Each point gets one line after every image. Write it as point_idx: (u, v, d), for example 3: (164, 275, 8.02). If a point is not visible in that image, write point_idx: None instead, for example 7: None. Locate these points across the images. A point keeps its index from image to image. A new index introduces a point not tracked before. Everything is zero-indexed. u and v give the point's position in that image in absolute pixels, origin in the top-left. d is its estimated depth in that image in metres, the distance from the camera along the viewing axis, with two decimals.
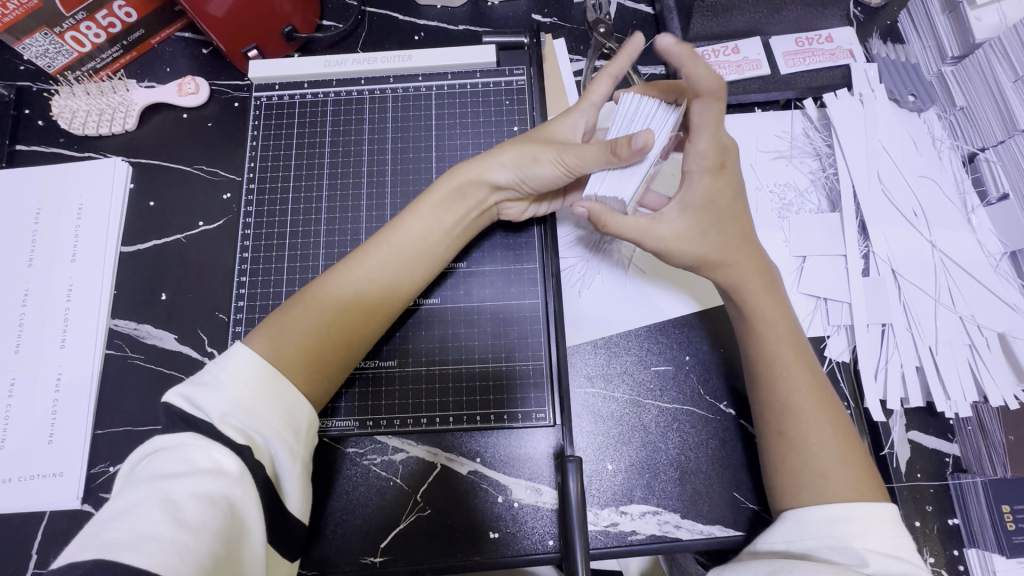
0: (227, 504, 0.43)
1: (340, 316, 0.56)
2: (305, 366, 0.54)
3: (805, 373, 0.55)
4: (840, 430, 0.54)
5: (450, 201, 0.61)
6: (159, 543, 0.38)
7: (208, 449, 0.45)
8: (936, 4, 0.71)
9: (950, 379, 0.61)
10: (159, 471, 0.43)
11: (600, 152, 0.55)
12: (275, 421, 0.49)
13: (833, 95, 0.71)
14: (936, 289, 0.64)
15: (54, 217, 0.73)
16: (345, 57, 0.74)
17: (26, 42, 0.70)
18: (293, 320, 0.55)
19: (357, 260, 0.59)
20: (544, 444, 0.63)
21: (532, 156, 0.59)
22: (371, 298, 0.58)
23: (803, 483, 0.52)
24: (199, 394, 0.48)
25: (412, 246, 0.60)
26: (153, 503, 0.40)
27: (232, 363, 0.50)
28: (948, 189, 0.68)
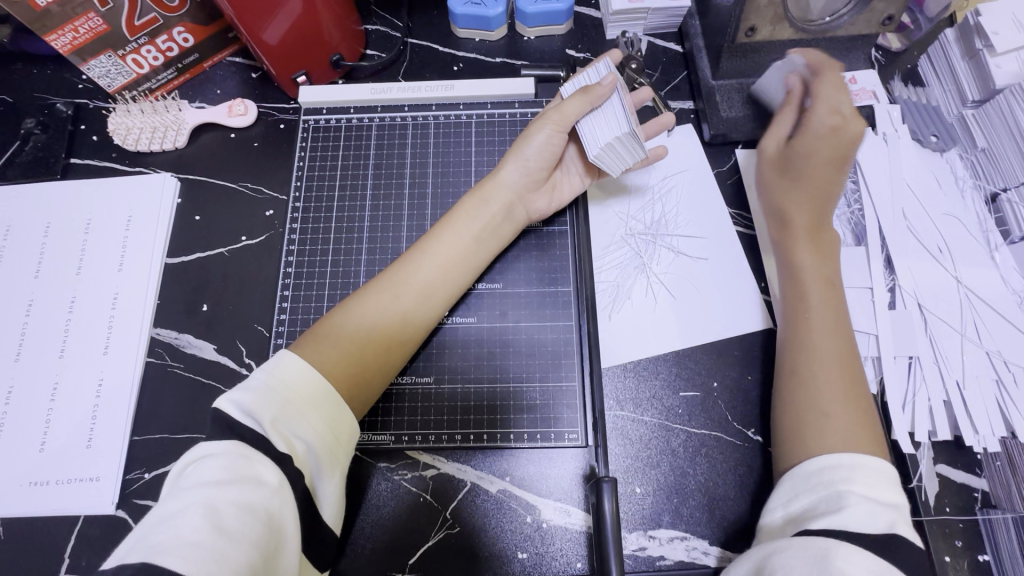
0: (267, 511, 0.43)
1: (379, 327, 0.59)
2: (348, 376, 0.55)
3: (829, 314, 0.60)
4: (851, 378, 0.57)
5: (473, 207, 0.66)
6: (199, 550, 0.38)
7: (254, 459, 0.45)
8: (956, 51, 0.74)
9: (978, 413, 0.62)
10: (203, 478, 0.43)
11: (579, 98, 0.63)
12: (319, 426, 0.50)
13: (857, 133, 0.73)
14: (962, 323, 0.65)
15: (104, 227, 0.76)
16: (390, 85, 0.78)
17: (90, 64, 0.75)
18: (332, 332, 0.57)
19: (389, 275, 0.62)
20: (574, 464, 0.63)
21: (526, 139, 0.67)
22: (407, 309, 0.60)
23: (812, 425, 0.55)
24: (249, 400, 0.48)
25: (450, 253, 0.64)
26: (195, 509, 0.40)
27: (279, 366, 0.51)
28: (971, 227, 0.69)
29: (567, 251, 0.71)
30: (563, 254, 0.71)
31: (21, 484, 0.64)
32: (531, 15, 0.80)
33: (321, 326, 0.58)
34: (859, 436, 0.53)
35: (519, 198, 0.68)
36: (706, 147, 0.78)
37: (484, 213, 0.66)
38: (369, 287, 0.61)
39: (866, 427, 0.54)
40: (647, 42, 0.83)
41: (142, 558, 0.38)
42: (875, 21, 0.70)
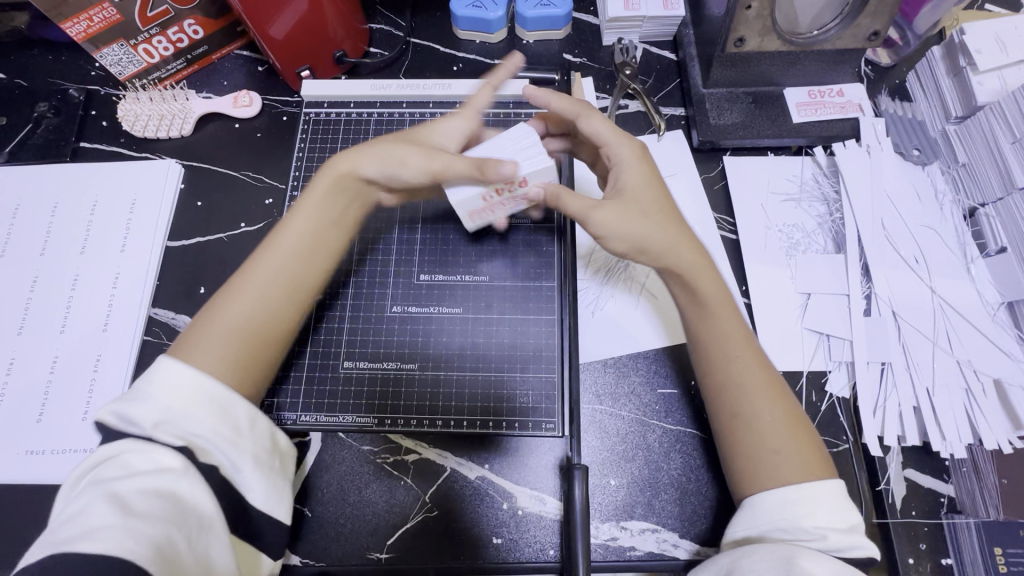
0: (172, 496, 0.45)
1: (235, 321, 0.56)
2: (237, 375, 0.54)
3: (745, 350, 0.59)
4: (787, 407, 0.57)
5: (325, 199, 0.61)
6: (109, 532, 0.40)
7: (148, 453, 0.46)
8: (941, 67, 0.76)
9: (947, 420, 0.63)
10: (104, 476, 0.45)
11: (465, 164, 0.58)
12: (209, 419, 0.50)
13: (842, 145, 0.76)
14: (935, 332, 0.66)
15: (108, 210, 0.78)
16: (390, 82, 0.80)
17: (103, 52, 0.78)
18: (196, 343, 0.54)
19: (246, 276, 0.58)
20: (552, 454, 0.65)
21: (399, 158, 0.61)
22: (287, 299, 0.58)
23: (759, 462, 0.55)
24: (127, 407, 0.49)
25: (295, 238, 0.60)
26: (98, 502, 0.42)
27: (158, 376, 0.50)
28: (948, 239, 0.71)
29: (553, 248, 0.72)
30: (550, 249, 0.72)
31: (19, 452, 0.67)
32: (529, 20, 0.83)
33: (189, 342, 0.54)
34: (806, 465, 0.54)
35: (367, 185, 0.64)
36: (695, 153, 0.79)
37: (330, 211, 0.62)
38: (225, 291, 0.57)
39: (806, 448, 0.55)
40: (643, 49, 0.86)
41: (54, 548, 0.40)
42: (862, 35, 0.72)
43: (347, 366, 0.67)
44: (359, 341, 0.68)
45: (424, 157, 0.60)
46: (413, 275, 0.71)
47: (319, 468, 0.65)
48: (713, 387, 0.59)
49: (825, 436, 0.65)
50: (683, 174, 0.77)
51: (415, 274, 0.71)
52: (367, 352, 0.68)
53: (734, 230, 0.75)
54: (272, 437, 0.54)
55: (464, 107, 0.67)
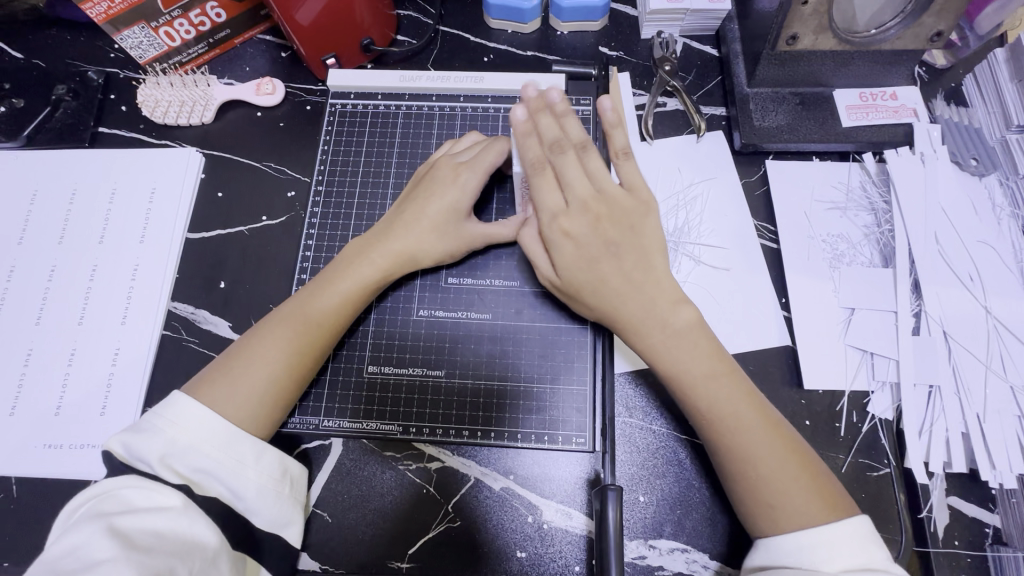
0: (171, 527, 0.46)
1: (264, 374, 0.56)
2: (260, 428, 0.56)
3: (742, 412, 0.55)
4: (792, 458, 0.53)
5: (366, 252, 0.63)
6: (112, 565, 0.41)
7: (146, 490, 0.48)
8: (1004, 69, 0.73)
9: (998, 448, 0.60)
10: (106, 510, 0.46)
11: (508, 229, 0.65)
12: (214, 453, 0.52)
13: (894, 151, 0.71)
14: (988, 355, 0.63)
15: (127, 199, 0.76)
16: (419, 73, 0.77)
17: (124, 34, 0.75)
18: (219, 383, 0.55)
19: (283, 322, 0.59)
20: (580, 468, 0.63)
21: (438, 227, 0.64)
22: (310, 355, 0.59)
23: (765, 513, 0.52)
24: (134, 440, 0.51)
25: (339, 285, 0.61)
26: (99, 534, 0.44)
27: (170, 411, 0.53)
28: (1005, 257, 0.67)
29: None
30: None
31: (36, 445, 0.66)
32: (565, 9, 0.79)
33: (206, 382, 0.56)
34: (815, 513, 0.51)
35: (406, 236, 0.63)
36: (736, 155, 0.75)
37: (372, 278, 0.62)
38: (253, 338, 0.59)
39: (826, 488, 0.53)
40: (683, 43, 0.81)
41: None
42: (924, 35, 0.67)
43: (371, 370, 0.65)
44: (385, 346, 0.66)
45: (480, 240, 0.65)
46: (441, 277, 0.68)
47: (339, 473, 0.63)
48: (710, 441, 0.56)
49: (866, 459, 0.62)
50: (723, 177, 0.74)
51: (443, 276, 0.68)
52: (392, 358, 0.66)
53: (775, 238, 0.71)
54: (281, 464, 0.56)
55: (471, 163, 0.65)
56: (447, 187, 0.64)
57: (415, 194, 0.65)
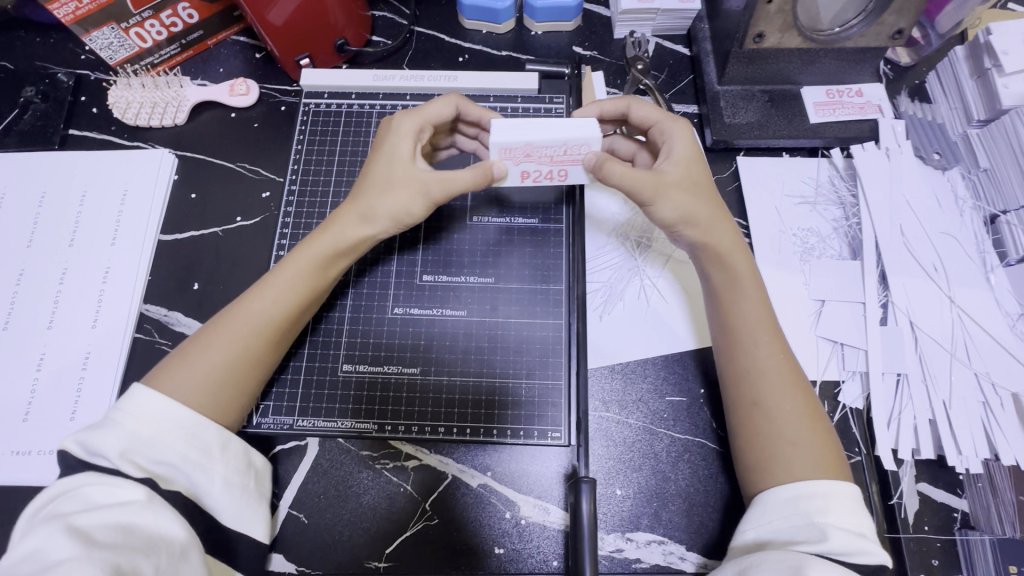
0: (133, 519, 0.44)
1: (219, 357, 0.56)
2: (216, 414, 0.55)
3: (771, 344, 0.58)
4: (805, 400, 0.56)
5: (323, 226, 0.61)
6: (71, 564, 0.39)
7: (110, 488, 0.46)
8: (965, 68, 0.74)
9: (963, 435, 0.61)
10: (65, 510, 0.44)
11: (469, 174, 0.59)
12: (177, 445, 0.51)
13: (860, 147, 0.73)
14: (952, 344, 0.64)
15: (98, 201, 0.75)
16: (393, 72, 0.77)
17: (93, 34, 0.74)
18: (175, 374, 0.55)
19: (236, 306, 0.59)
20: (555, 465, 0.63)
21: (388, 185, 0.61)
22: (256, 345, 0.58)
23: (778, 453, 0.54)
24: (91, 438, 0.49)
25: (294, 260, 0.60)
26: (59, 535, 0.41)
27: (134, 404, 0.51)
28: (968, 248, 0.69)
29: (561, 249, 0.69)
30: (559, 251, 0.69)
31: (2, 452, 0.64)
32: (539, 10, 0.80)
33: (166, 368, 0.56)
34: (821, 459, 0.53)
35: (356, 204, 0.61)
36: (708, 152, 0.77)
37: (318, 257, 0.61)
38: (212, 324, 0.58)
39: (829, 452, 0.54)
40: (655, 43, 0.83)
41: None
42: (885, 33, 0.69)
43: (346, 370, 0.65)
44: (360, 344, 0.66)
45: (430, 192, 0.60)
46: (416, 275, 0.68)
47: (316, 473, 0.63)
48: (732, 376, 0.58)
49: None
50: None
51: (417, 274, 0.68)
52: (367, 356, 0.65)
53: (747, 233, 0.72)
54: (246, 457, 0.56)
55: (413, 113, 0.64)
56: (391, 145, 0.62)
57: (370, 159, 0.63)
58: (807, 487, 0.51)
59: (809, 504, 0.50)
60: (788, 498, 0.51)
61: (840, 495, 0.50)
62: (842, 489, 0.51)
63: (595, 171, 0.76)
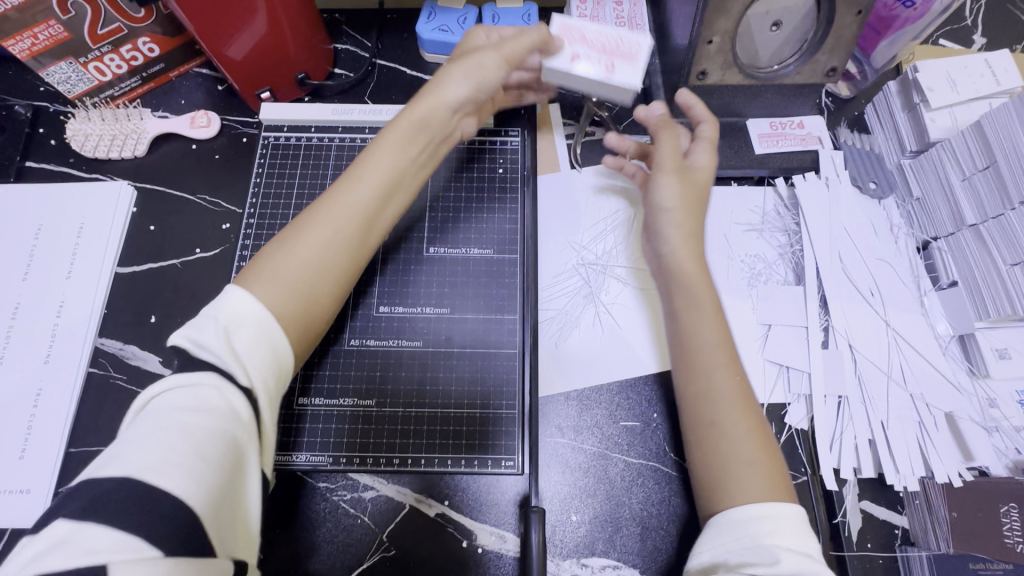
0: (231, 428, 0.44)
1: (314, 244, 0.54)
2: (298, 311, 0.52)
3: (727, 367, 0.58)
4: (756, 422, 0.56)
5: (411, 109, 0.60)
6: (184, 475, 0.40)
7: (222, 390, 0.45)
8: (897, 101, 0.77)
9: (900, 453, 0.64)
10: (176, 403, 0.44)
11: (534, 37, 0.61)
12: (261, 348, 0.48)
13: (802, 177, 0.77)
14: (889, 366, 0.67)
15: (54, 234, 0.75)
16: (353, 107, 0.79)
17: (50, 70, 0.74)
18: (264, 268, 0.52)
19: (328, 194, 0.57)
20: (510, 493, 0.64)
21: (478, 66, 0.61)
22: (366, 205, 0.57)
23: (735, 476, 0.54)
24: (197, 335, 0.47)
25: (382, 152, 0.59)
26: (174, 435, 0.42)
27: (228, 302, 0.49)
28: (903, 273, 0.72)
29: (517, 279, 0.72)
30: (514, 281, 0.72)
31: None
32: None
33: (255, 264, 0.53)
34: (769, 485, 0.53)
35: (443, 90, 0.61)
36: None
37: (433, 145, 0.63)
38: (308, 208, 0.57)
39: (777, 476, 0.54)
40: None
41: (124, 471, 0.39)
42: (820, 71, 0.73)
43: (302, 403, 0.65)
44: (316, 378, 0.66)
45: (497, 53, 0.61)
46: (373, 307, 0.69)
47: (273, 508, 0.62)
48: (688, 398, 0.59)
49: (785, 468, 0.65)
50: None
51: (374, 306, 0.69)
52: (324, 389, 0.66)
53: None
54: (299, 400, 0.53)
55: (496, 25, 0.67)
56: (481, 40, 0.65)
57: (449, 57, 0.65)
58: (756, 511, 0.51)
59: (758, 526, 0.50)
60: (745, 519, 0.51)
61: (787, 515, 0.51)
62: (789, 510, 0.51)
63: (549, 201, 0.78)
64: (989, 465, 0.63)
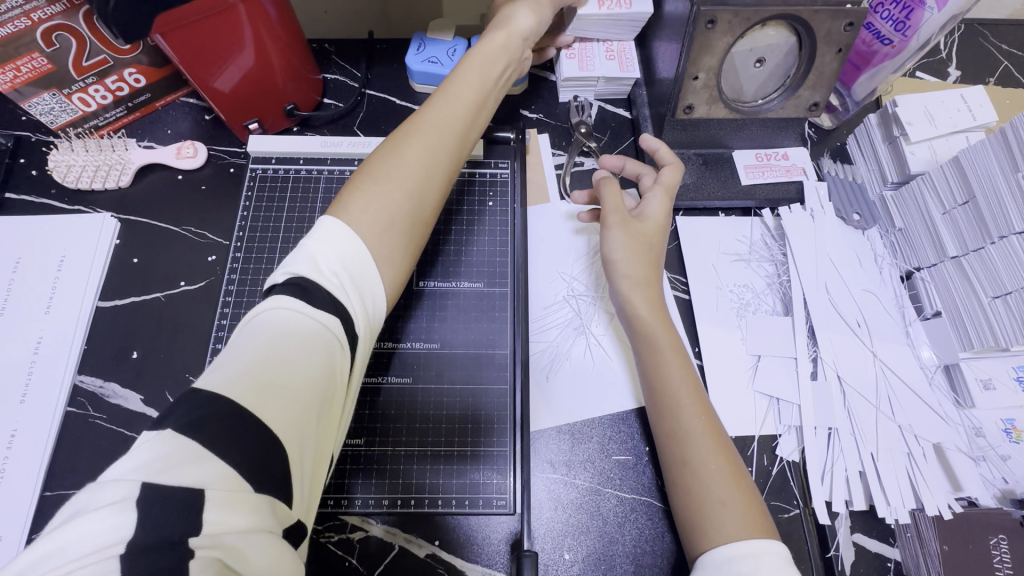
0: (329, 379, 0.45)
1: (404, 178, 0.56)
2: (397, 237, 0.55)
3: (698, 408, 0.59)
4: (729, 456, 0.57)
5: (483, 64, 0.64)
6: (270, 410, 0.40)
7: (323, 325, 0.45)
8: (878, 133, 0.79)
9: (891, 485, 0.64)
10: (281, 332, 0.44)
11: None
12: (361, 271, 0.51)
13: (788, 209, 0.78)
14: (877, 397, 0.68)
15: (32, 268, 0.73)
16: (342, 139, 0.80)
17: (32, 101, 0.73)
18: (358, 202, 0.54)
19: (407, 131, 0.59)
20: (500, 532, 0.63)
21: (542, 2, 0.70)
22: (447, 152, 0.59)
23: (709, 514, 0.54)
24: (308, 267, 0.49)
25: (458, 100, 0.61)
26: (268, 364, 0.42)
27: (330, 229, 0.51)
28: (888, 304, 0.73)
29: (506, 312, 0.72)
30: (504, 313, 0.72)
31: None
32: None
33: (349, 197, 0.55)
34: (749, 520, 0.53)
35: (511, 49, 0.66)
36: None
37: (517, 54, 0.67)
38: (388, 144, 0.58)
39: (755, 508, 0.54)
40: (598, 106, 0.87)
41: (236, 397, 0.39)
42: (802, 106, 0.75)
43: None
44: None
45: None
46: None
47: None
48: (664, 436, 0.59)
49: (778, 501, 0.65)
50: None
51: None
52: None
53: (687, 290, 0.75)
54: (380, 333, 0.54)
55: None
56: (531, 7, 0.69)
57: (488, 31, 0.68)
58: (740, 548, 0.51)
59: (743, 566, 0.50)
60: (727, 558, 0.51)
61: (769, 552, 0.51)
62: (766, 545, 0.51)
63: (538, 232, 0.78)
64: (977, 495, 0.63)
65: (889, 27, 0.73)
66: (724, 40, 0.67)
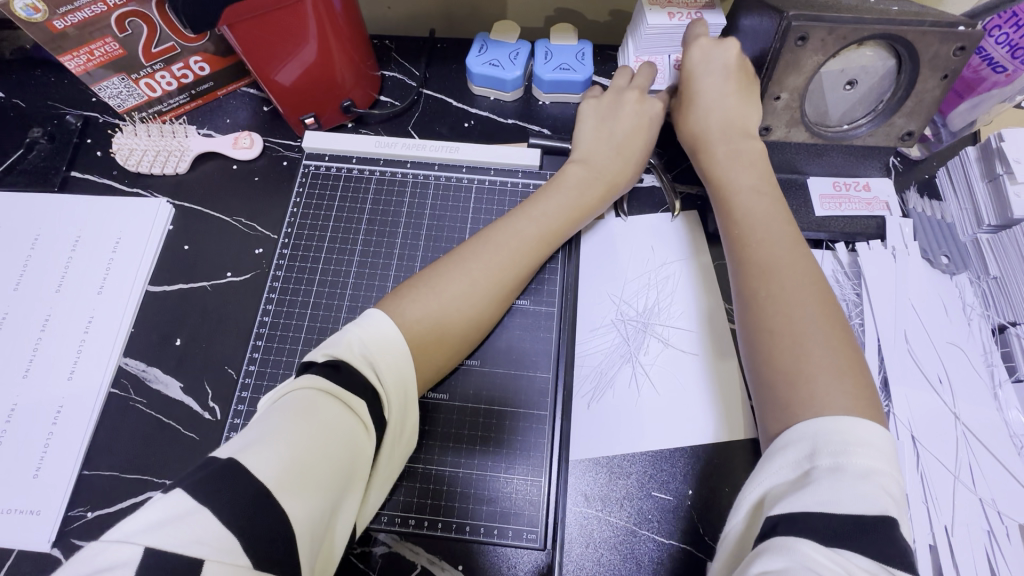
0: (351, 454, 0.45)
1: (466, 284, 0.60)
2: (460, 325, 0.60)
3: (801, 276, 0.56)
4: (833, 325, 0.52)
5: (549, 195, 0.68)
6: (257, 454, 0.40)
7: (330, 404, 0.45)
8: (976, 170, 0.71)
9: (965, 564, 0.57)
10: (290, 407, 0.45)
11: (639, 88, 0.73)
12: (395, 361, 0.52)
13: (866, 245, 0.71)
14: (957, 464, 0.61)
15: (90, 248, 0.74)
16: (396, 140, 0.79)
17: (102, 84, 0.74)
18: (409, 298, 0.58)
19: (463, 252, 0.63)
20: (527, 565, 0.59)
21: (613, 115, 0.72)
22: (509, 268, 0.63)
23: (806, 387, 0.49)
24: (338, 348, 0.50)
25: (525, 231, 0.65)
26: (270, 424, 0.43)
27: (368, 321, 0.54)
28: (975, 360, 0.66)
29: (552, 333, 0.69)
30: (548, 335, 0.69)
31: None
32: (545, 81, 0.80)
33: (401, 292, 0.59)
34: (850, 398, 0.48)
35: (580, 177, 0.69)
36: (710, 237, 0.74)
37: (592, 179, 0.69)
38: (456, 252, 0.63)
39: (860, 387, 0.49)
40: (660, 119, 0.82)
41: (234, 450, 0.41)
42: (894, 134, 0.69)
43: None
44: None
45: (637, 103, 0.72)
46: None
47: None
48: (757, 290, 0.56)
49: None
50: (699, 263, 0.72)
51: None
52: None
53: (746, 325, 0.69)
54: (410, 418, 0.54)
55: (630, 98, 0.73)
56: (636, 116, 0.71)
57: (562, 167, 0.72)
58: (834, 424, 0.45)
59: (841, 432, 0.45)
60: (833, 430, 0.45)
61: (871, 431, 0.45)
62: (874, 433, 0.45)
63: (590, 253, 0.74)
64: None
65: (1003, 52, 0.65)
66: (814, 59, 0.61)
